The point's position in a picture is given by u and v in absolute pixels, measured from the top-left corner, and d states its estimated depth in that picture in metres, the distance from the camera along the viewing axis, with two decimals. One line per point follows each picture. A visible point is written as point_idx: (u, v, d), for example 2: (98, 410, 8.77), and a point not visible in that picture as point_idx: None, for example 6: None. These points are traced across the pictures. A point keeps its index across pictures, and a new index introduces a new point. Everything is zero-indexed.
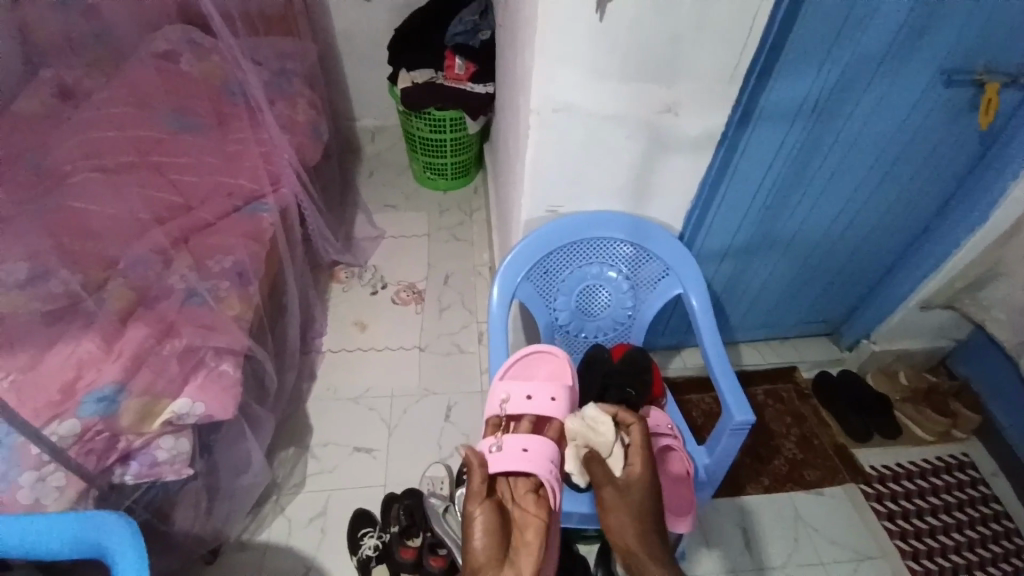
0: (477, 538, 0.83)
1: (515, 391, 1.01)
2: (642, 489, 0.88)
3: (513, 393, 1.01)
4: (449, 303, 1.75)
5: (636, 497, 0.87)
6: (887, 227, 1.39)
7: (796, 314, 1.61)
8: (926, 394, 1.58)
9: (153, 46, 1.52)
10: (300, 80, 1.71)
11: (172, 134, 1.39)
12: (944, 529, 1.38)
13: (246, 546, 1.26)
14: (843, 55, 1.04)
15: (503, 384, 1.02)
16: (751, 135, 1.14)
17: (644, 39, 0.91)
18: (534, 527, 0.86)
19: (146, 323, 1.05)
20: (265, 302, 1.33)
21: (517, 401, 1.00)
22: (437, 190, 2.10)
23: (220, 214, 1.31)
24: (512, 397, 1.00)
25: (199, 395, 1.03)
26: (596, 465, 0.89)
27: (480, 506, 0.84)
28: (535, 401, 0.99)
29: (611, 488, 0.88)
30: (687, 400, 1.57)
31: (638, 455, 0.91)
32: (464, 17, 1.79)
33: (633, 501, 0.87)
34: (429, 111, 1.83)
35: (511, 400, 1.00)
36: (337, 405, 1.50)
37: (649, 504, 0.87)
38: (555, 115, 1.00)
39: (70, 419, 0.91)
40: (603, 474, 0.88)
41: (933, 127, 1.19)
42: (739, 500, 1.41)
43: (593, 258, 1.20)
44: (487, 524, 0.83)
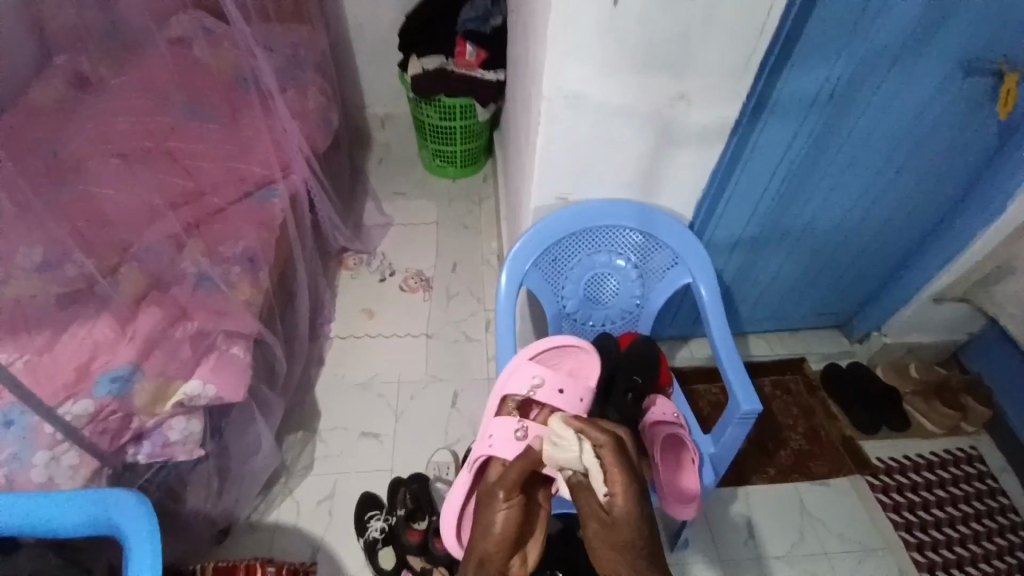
0: (495, 534, 0.81)
1: (549, 381, 0.98)
2: (632, 514, 0.75)
3: (547, 381, 0.98)
4: (457, 291, 1.75)
5: (623, 531, 0.74)
6: (901, 221, 1.37)
7: (807, 305, 1.59)
8: (938, 389, 1.56)
9: (166, 31, 1.50)
10: (311, 67, 1.71)
11: (184, 121, 1.40)
12: (949, 522, 1.38)
13: (256, 527, 1.28)
14: (859, 43, 1.02)
15: (538, 368, 0.99)
16: (764, 124, 1.13)
17: (656, 29, 0.90)
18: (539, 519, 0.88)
19: (159, 307, 1.07)
20: (274, 288, 1.34)
21: (547, 390, 0.98)
22: (446, 178, 2.09)
23: (231, 201, 1.33)
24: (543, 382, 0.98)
25: (211, 378, 1.05)
26: (585, 497, 0.78)
27: (508, 502, 0.81)
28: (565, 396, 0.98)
29: (598, 523, 0.76)
30: (694, 390, 1.56)
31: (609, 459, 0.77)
32: (477, 3, 1.78)
33: (618, 533, 0.75)
34: (439, 99, 1.82)
35: (541, 388, 0.98)
36: (346, 391, 1.52)
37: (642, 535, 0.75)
38: (565, 103, 0.99)
39: (85, 399, 0.93)
40: (592, 508, 0.77)
41: (951, 118, 1.17)
42: (744, 490, 1.41)
43: (601, 246, 1.19)
44: (510, 523, 0.81)
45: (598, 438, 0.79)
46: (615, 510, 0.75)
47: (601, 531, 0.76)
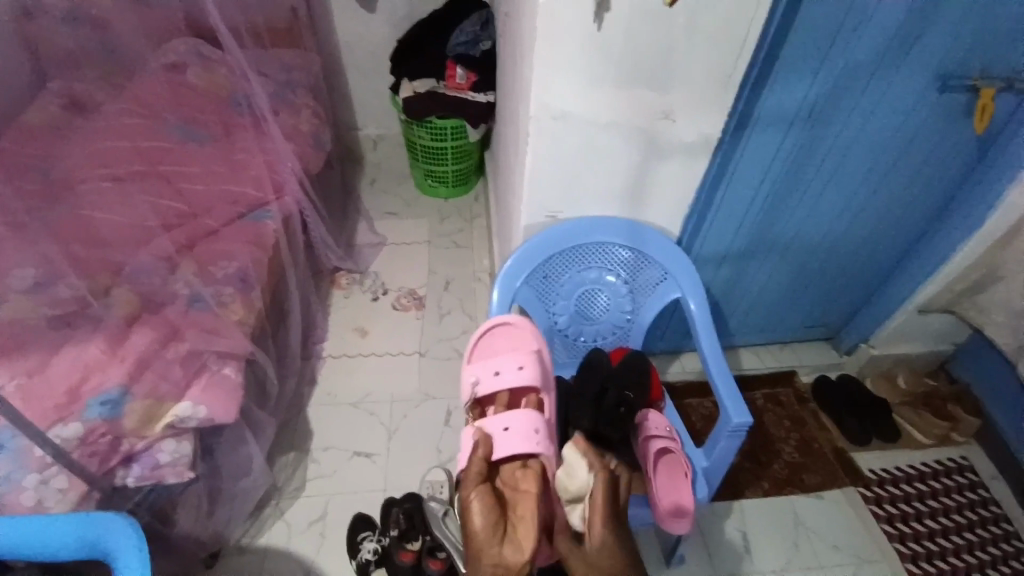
0: (478, 522, 0.86)
1: (483, 371, 1.06)
2: (604, 538, 0.86)
3: (480, 376, 1.06)
4: (449, 309, 1.76)
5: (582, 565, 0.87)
6: (885, 232, 1.40)
7: (797, 317, 1.61)
8: (926, 399, 1.58)
9: (162, 57, 1.52)
10: (303, 91, 1.73)
11: (179, 143, 1.42)
12: (943, 532, 1.38)
13: (246, 549, 1.26)
14: (836, 61, 1.06)
15: (471, 370, 1.08)
16: (748, 139, 1.15)
17: (640, 47, 0.92)
18: (527, 503, 0.91)
19: (151, 328, 1.07)
20: (266, 307, 1.34)
21: (485, 379, 1.05)
22: (439, 197, 2.11)
23: (224, 222, 1.33)
24: (480, 380, 1.06)
25: (202, 398, 1.04)
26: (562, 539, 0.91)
27: (475, 491, 0.88)
28: (502, 377, 1.04)
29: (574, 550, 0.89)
30: (687, 404, 1.57)
31: (597, 514, 0.86)
32: (466, 28, 1.82)
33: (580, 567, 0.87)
34: (432, 120, 1.85)
35: (479, 381, 1.06)
36: (339, 410, 1.51)
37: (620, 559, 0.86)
38: (553, 122, 1.01)
39: (75, 422, 0.92)
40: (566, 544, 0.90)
41: (928, 132, 1.20)
42: (738, 503, 1.41)
43: (591, 262, 1.21)
44: (485, 516, 0.86)
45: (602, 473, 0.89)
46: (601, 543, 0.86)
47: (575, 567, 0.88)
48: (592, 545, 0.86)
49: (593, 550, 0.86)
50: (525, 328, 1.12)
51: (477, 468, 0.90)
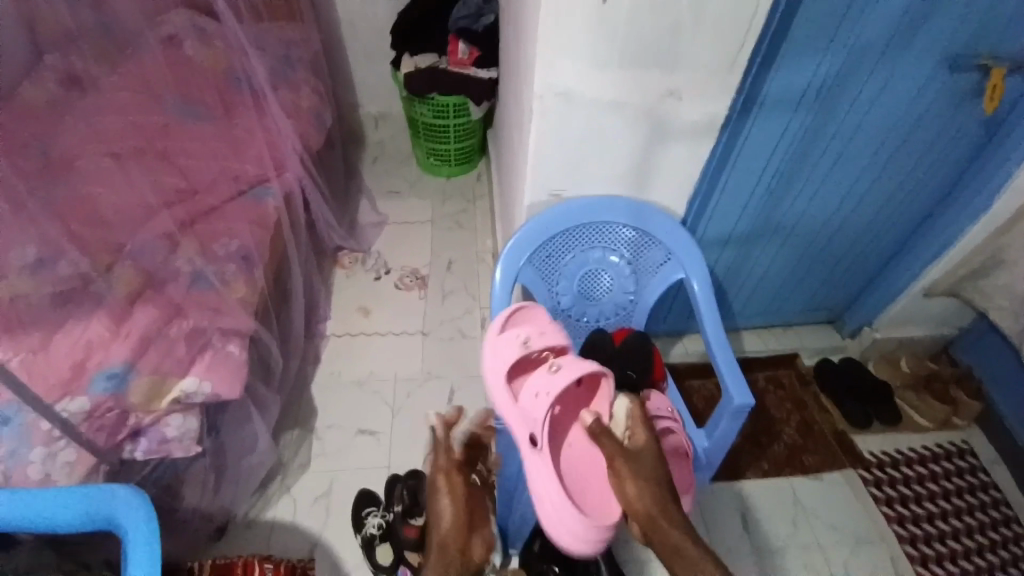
0: (446, 522, 0.84)
1: (529, 331, 0.99)
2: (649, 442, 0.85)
3: (529, 336, 0.99)
4: (452, 289, 1.76)
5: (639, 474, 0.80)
6: (889, 215, 1.39)
7: (800, 300, 1.61)
8: (927, 381, 1.58)
9: (159, 31, 1.51)
10: (304, 67, 1.71)
11: (179, 120, 1.40)
12: (942, 515, 1.40)
13: (253, 524, 1.28)
14: (845, 41, 1.04)
15: (515, 333, 0.99)
16: (754, 120, 1.14)
17: (645, 25, 0.91)
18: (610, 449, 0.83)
19: (155, 305, 1.07)
20: (269, 286, 1.34)
21: (536, 339, 0.98)
22: (441, 177, 2.10)
23: (225, 199, 1.34)
24: (531, 338, 0.98)
25: (207, 375, 1.05)
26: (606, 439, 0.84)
27: (450, 489, 0.86)
28: (553, 333, 1.00)
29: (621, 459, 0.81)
30: (688, 387, 1.58)
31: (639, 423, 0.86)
32: (468, 2, 1.74)
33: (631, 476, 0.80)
34: (433, 97, 1.84)
35: (531, 339, 0.98)
36: (341, 389, 1.52)
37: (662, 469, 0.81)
38: (557, 100, 1.00)
39: (80, 397, 0.94)
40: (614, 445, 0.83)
41: (937, 114, 1.18)
42: (738, 484, 1.42)
43: (595, 242, 1.20)
44: (459, 511, 0.85)
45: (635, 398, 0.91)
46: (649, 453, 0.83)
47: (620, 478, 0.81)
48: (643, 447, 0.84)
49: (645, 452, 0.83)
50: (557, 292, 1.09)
51: (453, 454, 0.88)
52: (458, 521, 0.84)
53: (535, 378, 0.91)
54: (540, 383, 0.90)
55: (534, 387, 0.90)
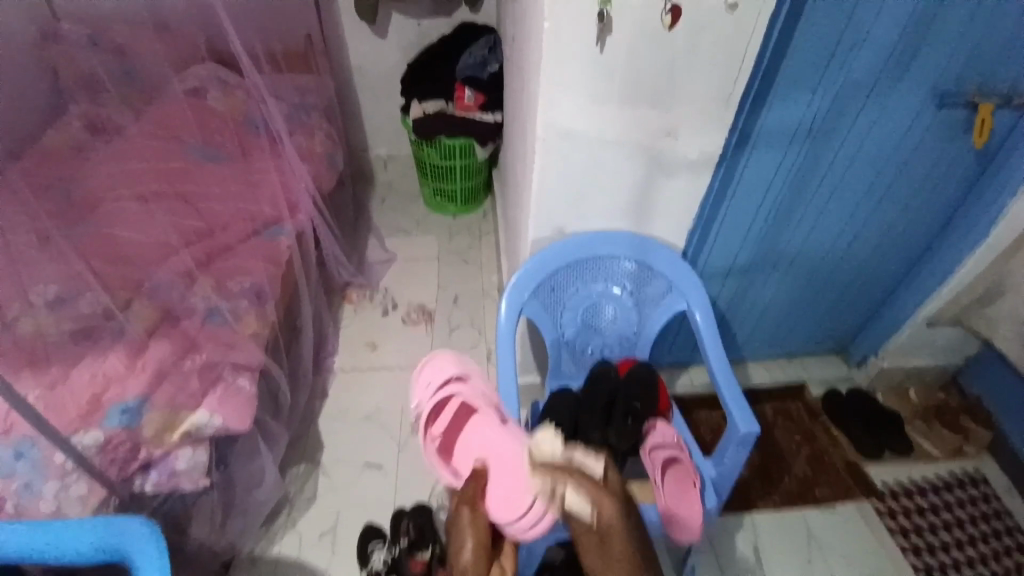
0: (469, 548, 0.84)
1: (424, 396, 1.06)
2: (619, 519, 0.79)
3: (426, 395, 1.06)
4: (458, 324, 1.78)
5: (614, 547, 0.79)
6: (890, 247, 1.41)
7: (805, 331, 1.62)
8: (937, 412, 1.60)
9: (183, 83, 1.58)
10: (317, 113, 1.78)
11: (197, 164, 1.47)
12: (956, 544, 1.37)
13: (258, 560, 1.27)
14: (833, 81, 1.09)
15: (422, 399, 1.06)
16: (749, 155, 1.18)
17: (640, 69, 0.96)
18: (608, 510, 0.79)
19: (170, 340, 1.10)
20: (280, 321, 1.37)
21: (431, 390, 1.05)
22: (447, 216, 2.15)
23: (240, 238, 1.37)
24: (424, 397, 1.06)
25: (219, 407, 1.07)
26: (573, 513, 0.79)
27: (474, 518, 0.84)
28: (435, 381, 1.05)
29: (594, 544, 0.79)
30: (696, 418, 1.57)
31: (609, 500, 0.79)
32: (475, 51, 1.89)
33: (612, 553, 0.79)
34: (440, 140, 1.90)
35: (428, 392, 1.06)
36: (348, 424, 1.52)
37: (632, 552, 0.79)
38: (559, 140, 1.04)
39: (95, 430, 0.96)
40: (582, 526, 0.79)
41: (928, 147, 1.22)
42: (749, 517, 1.40)
43: (598, 275, 1.22)
44: (480, 537, 0.85)
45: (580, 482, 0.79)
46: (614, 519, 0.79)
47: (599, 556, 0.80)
48: (610, 535, 0.79)
49: (611, 539, 0.79)
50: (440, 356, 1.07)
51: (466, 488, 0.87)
52: (479, 549, 0.84)
53: (418, 379, 1.05)
54: (429, 376, 1.03)
55: (423, 389, 1.03)
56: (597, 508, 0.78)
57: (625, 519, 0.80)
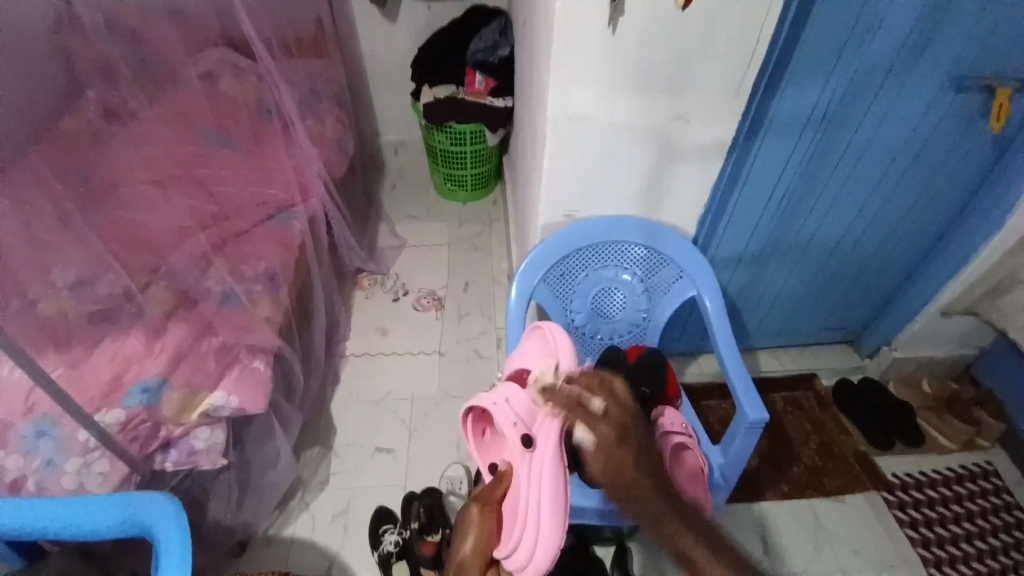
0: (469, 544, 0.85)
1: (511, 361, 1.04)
2: (626, 417, 0.79)
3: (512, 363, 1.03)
4: (468, 310, 1.79)
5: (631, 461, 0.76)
6: (904, 234, 1.39)
7: (816, 319, 1.61)
8: (950, 404, 1.56)
9: (198, 67, 1.60)
10: (328, 99, 1.78)
11: (212, 150, 1.48)
12: (966, 537, 1.37)
13: (273, 540, 1.30)
14: (849, 66, 1.07)
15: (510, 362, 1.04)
16: (763, 141, 1.17)
17: (652, 54, 0.95)
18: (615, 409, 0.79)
19: (187, 325, 1.13)
20: (293, 305, 1.39)
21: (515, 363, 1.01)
22: (458, 202, 2.15)
23: (254, 223, 1.40)
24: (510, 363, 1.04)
25: (234, 389, 1.09)
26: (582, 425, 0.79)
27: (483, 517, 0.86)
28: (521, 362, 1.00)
29: (606, 459, 0.76)
30: (704, 406, 1.58)
31: (614, 400, 0.80)
32: (486, 34, 1.87)
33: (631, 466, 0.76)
34: (450, 125, 1.90)
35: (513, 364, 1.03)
36: (360, 408, 1.55)
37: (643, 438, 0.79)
38: (570, 124, 1.04)
39: (116, 409, 0.99)
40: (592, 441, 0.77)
41: (945, 133, 1.20)
42: (758, 506, 1.40)
43: (608, 260, 1.22)
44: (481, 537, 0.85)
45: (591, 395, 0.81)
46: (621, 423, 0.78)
47: (621, 478, 0.76)
48: (621, 434, 0.77)
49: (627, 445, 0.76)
50: (546, 327, 0.99)
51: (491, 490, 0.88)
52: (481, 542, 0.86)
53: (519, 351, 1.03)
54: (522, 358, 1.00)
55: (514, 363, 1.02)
56: (601, 412, 0.79)
57: (633, 418, 0.79)
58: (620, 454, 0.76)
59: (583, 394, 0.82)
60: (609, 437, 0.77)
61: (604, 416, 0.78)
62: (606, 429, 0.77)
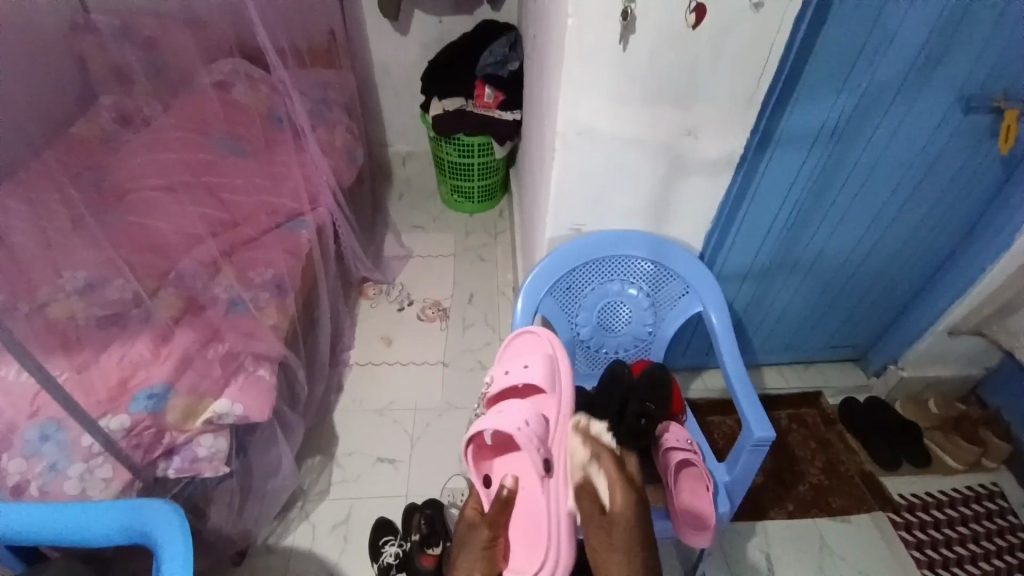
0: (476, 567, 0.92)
1: (496, 372, 1.07)
2: (626, 504, 0.88)
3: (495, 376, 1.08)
4: (473, 321, 1.79)
5: (614, 561, 0.86)
6: (912, 253, 1.39)
7: (823, 336, 1.60)
8: (956, 423, 1.54)
9: (211, 75, 1.62)
10: (339, 109, 1.80)
11: (223, 157, 1.49)
12: (972, 558, 1.35)
13: (273, 549, 1.30)
14: (857, 84, 1.08)
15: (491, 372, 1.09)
16: (771, 156, 1.17)
17: (662, 70, 0.96)
18: (625, 504, 0.88)
19: (194, 329, 1.14)
20: (299, 313, 1.39)
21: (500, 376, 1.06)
22: (464, 213, 2.16)
23: (262, 231, 1.42)
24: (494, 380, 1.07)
25: (239, 397, 1.10)
26: (597, 478, 0.91)
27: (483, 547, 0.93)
28: (510, 375, 1.05)
29: (599, 530, 0.87)
30: (708, 422, 1.57)
31: (620, 489, 0.88)
32: (496, 49, 1.88)
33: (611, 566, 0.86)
34: (459, 137, 1.91)
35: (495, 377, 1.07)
36: (363, 417, 1.54)
37: (638, 536, 0.87)
38: (579, 137, 1.04)
39: (122, 414, 0.99)
40: (590, 509, 0.89)
41: (953, 153, 1.20)
42: (762, 525, 1.39)
43: (614, 274, 1.23)
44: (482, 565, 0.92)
45: (604, 464, 0.91)
46: (628, 515, 0.87)
47: (604, 561, 0.86)
48: (616, 521, 0.87)
49: (618, 527, 0.87)
50: (541, 334, 1.08)
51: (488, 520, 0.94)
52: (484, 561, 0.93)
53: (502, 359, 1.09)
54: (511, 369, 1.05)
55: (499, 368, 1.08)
56: (611, 494, 0.89)
57: (636, 509, 0.88)
58: (617, 542, 0.86)
59: (604, 463, 0.91)
60: (609, 520, 0.87)
61: (615, 489, 0.89)
62: (616, 484, 0.89)
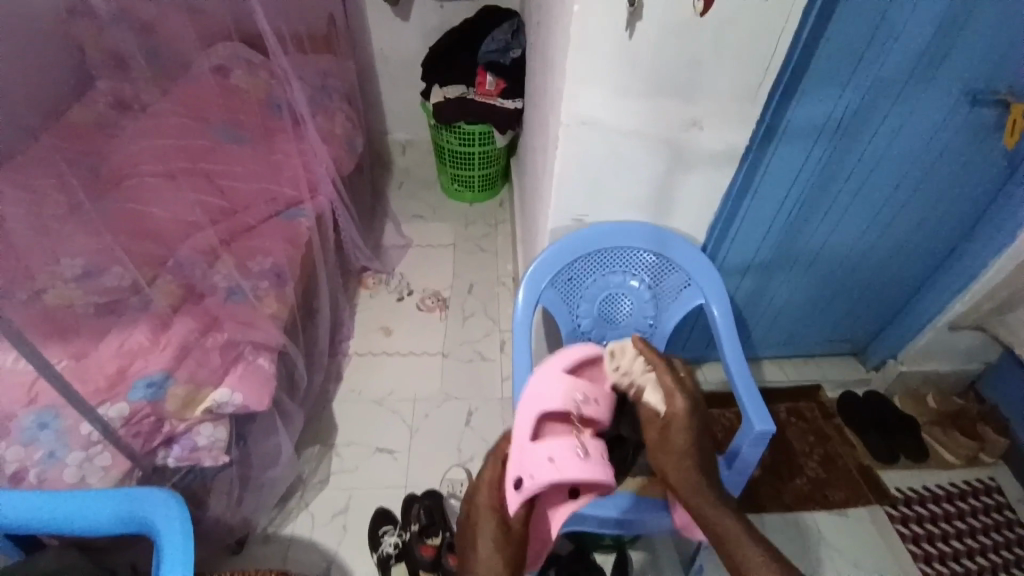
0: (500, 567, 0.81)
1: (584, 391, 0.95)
2: (684, 406, 0.95)
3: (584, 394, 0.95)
4: (472, 312, 1.78)
5: (677, 441, 0.93)
6: (913, 248, 1.39)
7: (823, 330, 1.60)
8: (954, 419, 1.57)
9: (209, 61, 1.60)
10: (339, 96, 1.78)
11: (221, 143, 1.47)
12: (968, 552, 1.36)
13: (271, 539, 1.30)
14: (864, 77, 1.06)
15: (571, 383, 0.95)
16: (776, 149, 1.16)
17: (668, 60, 0.95)
18: (680, 399, 0.95)
19: (192, 317, 1.13)
20: (298, 303, 1.38)
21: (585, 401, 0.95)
22: (464, 203, 2.15)
23: (261, 219, 1.40)
24: (583, 399, 0.95)
25: (238, 386, 1.09)
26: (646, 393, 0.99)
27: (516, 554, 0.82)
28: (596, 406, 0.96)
29: (657, 433, 0.96)
30: (708, 415, 1.57)
31: (681, 392, 0.96)
32: (497, 37, 1.86)
33: (674, 445, 0.93)
34: (460, 125, 1.89)
35: (581, 400, 0.94)
36: (362, 407, 1.54)
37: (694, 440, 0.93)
38: (583, 128, 1.03)
39: (120, 402, 0.98)
40: (649, 414, 0.98)
41: (958, 148, 1.20)
42: (760, 517, 1.40)
43: (616, 266, 1.22)
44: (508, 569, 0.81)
45: (660, 377, 0.97)
46: (680, 410, 0.95)
47: (661, 451, 0.95)
48: (672, 420, 0.95)
49: (673, 424, 0.94)
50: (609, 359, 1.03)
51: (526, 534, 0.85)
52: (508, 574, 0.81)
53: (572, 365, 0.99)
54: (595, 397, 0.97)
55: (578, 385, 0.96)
56: (669, 399, 0.96)
57: (693, 414, 0.95)
58: (676, 434, 0.94)
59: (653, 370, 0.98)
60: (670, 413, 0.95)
61: (674, 396, 0.96)
62: (671, 397, 0.96)
